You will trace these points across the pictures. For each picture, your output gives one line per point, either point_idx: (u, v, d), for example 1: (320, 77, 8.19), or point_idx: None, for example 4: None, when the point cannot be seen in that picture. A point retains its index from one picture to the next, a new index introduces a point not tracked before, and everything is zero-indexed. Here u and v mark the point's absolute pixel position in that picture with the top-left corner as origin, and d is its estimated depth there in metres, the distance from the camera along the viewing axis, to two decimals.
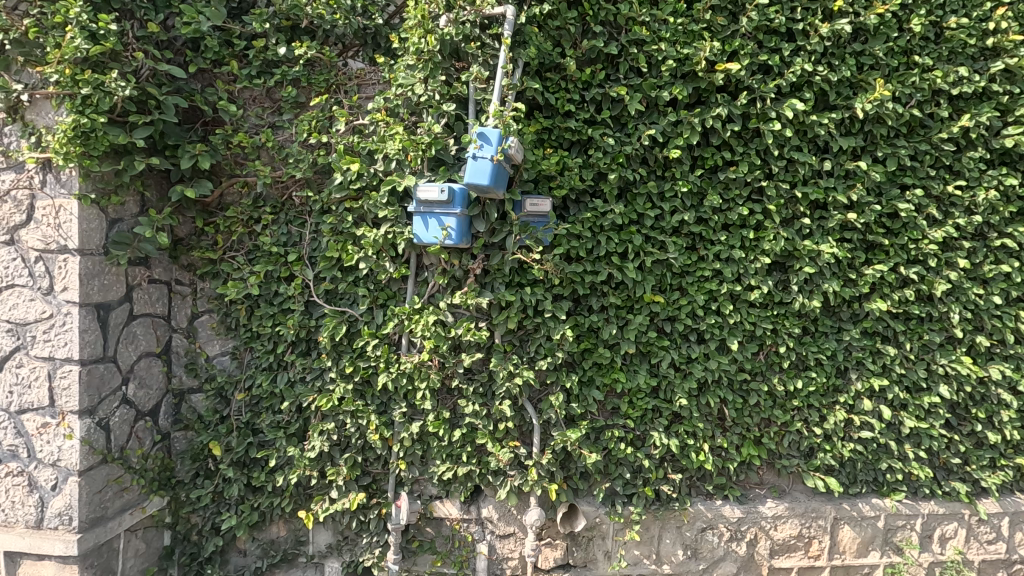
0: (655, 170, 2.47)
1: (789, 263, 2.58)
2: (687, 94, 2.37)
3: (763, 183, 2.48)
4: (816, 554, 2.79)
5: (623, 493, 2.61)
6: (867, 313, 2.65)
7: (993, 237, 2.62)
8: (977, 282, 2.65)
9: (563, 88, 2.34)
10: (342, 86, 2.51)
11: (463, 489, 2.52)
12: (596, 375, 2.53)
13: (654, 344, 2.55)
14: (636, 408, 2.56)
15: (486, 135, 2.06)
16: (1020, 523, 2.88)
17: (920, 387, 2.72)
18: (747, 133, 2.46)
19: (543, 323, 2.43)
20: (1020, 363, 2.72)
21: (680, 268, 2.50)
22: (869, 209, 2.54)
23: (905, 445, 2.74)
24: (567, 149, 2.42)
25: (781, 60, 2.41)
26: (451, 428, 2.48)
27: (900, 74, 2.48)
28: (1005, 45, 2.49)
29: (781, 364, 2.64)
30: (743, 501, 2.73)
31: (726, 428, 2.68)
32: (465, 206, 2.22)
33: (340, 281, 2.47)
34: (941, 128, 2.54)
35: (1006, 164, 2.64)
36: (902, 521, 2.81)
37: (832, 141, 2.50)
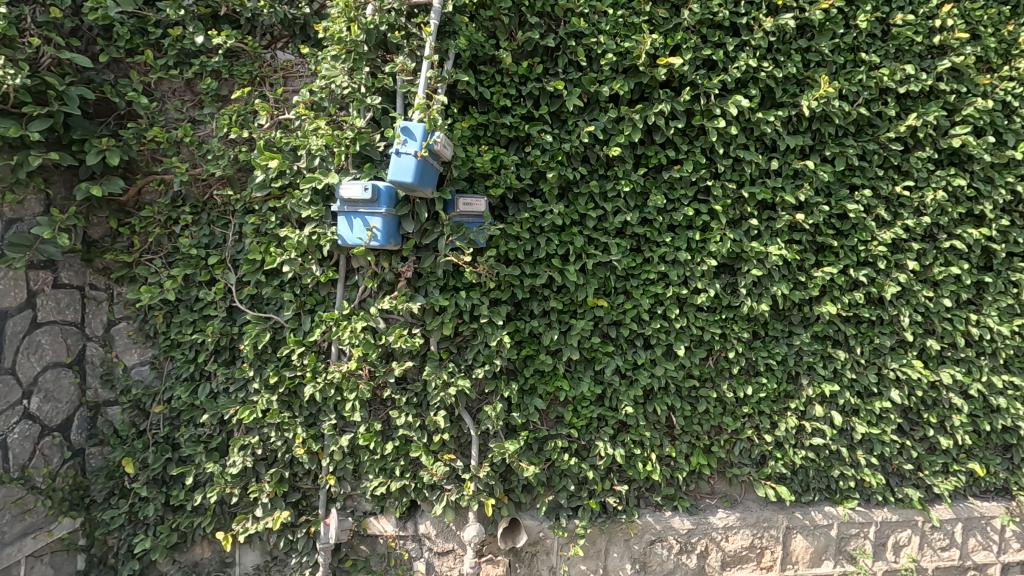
0: (597, 169, 2.37)
1: (736, 265, 2.50)
2: (629, 89, 2.27)
3: (709, 183, 2.40)
4: (768, 565, 2.71)
5: (568, 506, 2.50)
6: (817, 317, 2.58)
7: (942, 238, 2.57)
8: (926, 284, 2.61)
9: (499, 81, 2.23)
10: (267, 79, 2.37)
11: (398, 504, 2.39)
12: (538, 383, 2.43)
13: (598, 350, 2.44)
14: (580, 417, 2.46)
15: (410, 130, 1.95)
16: (974, 529, 2.84)
17: (871, 392, 2.66)
18: (692, 131, 2.38)
19: (480, 328, 2.31)
20: (972, 366, 2.68)
21: (624, 270, 2.40)
22: (818, 210, 2.46)
23: (857, 451, 2.68)
24: (504, 146, 2.31)
25: (725, 55, 2.33)
26: (384, 440, 2.35)
27: (847, 71, 2.42)
28: (951, 43, 2.44)
29: (730, 370, 2.56)
30: (693, 512, 2.64)
31: (675, 437, 2.59)
32: (392, 205, 2.10)
33: (265, 286, 2.32)
34: (889, 128, 2.49)
35: (954, 164, 2.59)
36: (856, 529, 2.74)
37: (779, 139, 2.42)
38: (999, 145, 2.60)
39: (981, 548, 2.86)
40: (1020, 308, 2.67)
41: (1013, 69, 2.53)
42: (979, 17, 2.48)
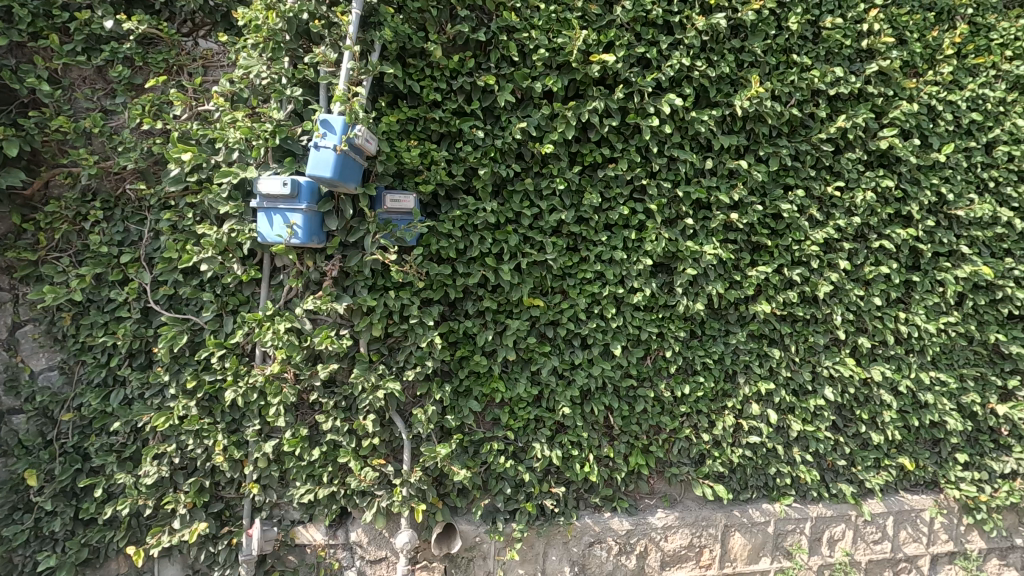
0: (532, 166, 2.33)
1: (673, 264, 2.49)
2: (562, 86, 2.24)
3: (644, 182, 2.38)
4: (707, 564, 2.71)
5: (504, 510, 2.45)
6: (753, 316, 2.59)
7: (872, 238, 2.62)
8: (858, 283, 2.65)
9: (429, 75, 2.17)
10: (185, 68, 2.25)
11: (327, 512, 2.31)
12: (473, 385, 2.37)
13: (534, 350, 2.40)
14: (517, 419, 2.41)
15: (329, 123, 1.89)
16: (904, 522, 2.91)
17: (806, 390, 2.68)
18: (627, 129, 2.36)
19: (411, 329, 2.25)
20: (902, 363, 2.73)
21: (560, 270, 2.37)
22: (752, 210, 2.47)
23: (793, 448, 2.70)
24: (436, 142, 2.26)
25: (659, 53, 2.32)
26: (312, 446, 2.26)
27: (779, 72, 2.43)
28: (878, 47, 2.50)
29: (668, 369, 2.55)
30: (633, 512, 2.62)
31: (614, 437, 2.57)
32: (314, 201, 2.03)
33: (183, 286, 2.21)
34: (821, 129, 2.52)
35: (883, 166, 2.65)
36: (792, 526, 2.77)
37: (714, 139, 2.42)
38: (924, 147, 2.67)
39: (912, 540, 2.93)
40: (946, 306, 2.74)
41: (937, 74, 2.60)
42: (905, 22, 2.54)
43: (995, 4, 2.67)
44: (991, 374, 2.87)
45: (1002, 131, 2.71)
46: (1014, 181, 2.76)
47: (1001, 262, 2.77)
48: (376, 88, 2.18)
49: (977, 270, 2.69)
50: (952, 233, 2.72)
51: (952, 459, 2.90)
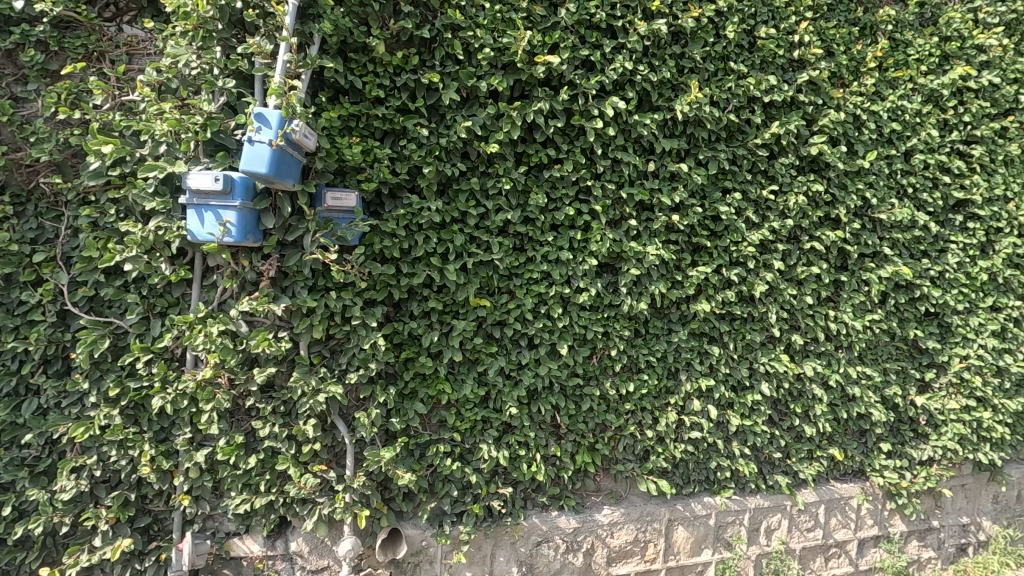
0: (478, 166, 2.32)
1: (618, 264, 2.53)
2: (507, 86, 2.24)
3: (589, 183, 2.41)
4: (652, 558, 2.76)
5: (451, 513, 2.43)
6: (694, 314, 2.67)
7: (804, 240, 2.75)
8: (792, 282, 2.77)
9: (371, 71, 2.13)
10: (106, 55, 2.12)
11: (265, 522, 2.22)
12: (418, 387, 2.34)
13: (481, 351, 2.39)
14: (464, 420, 2.39)
15: (264, 117, 1.83)
16: (835, 510, 3.06)
17: (744, 386, 2.78)
18: (572, 131, 2.38)
19: (354, 331, 2.20)
20: (831, 359, 2.88)
21: (507, 270, 2.36)
22: (692, 212, 2.54)
23: (732, 443, 2.79)
24: (379, 139, 2.21)
25: (603, 56, 2.36)
26: (248, 453, 2.16)
27: (717, 79, 2.52)
28: (808, 58, 2.62)
29: (613, 368, 2.59)
30: (580, 510, 2.64)
31: (561, 436, 2.59)
32: (249, 198, 1.95)
33: (105, 287, 2.07)
34: (757, 135, 2.62)
35: (814, 171, 2.78)
36: (731, 517, 2.86)
37: (656, 142, 2.47)
38: (851, 154, 2.82)
39: (841, 526, 3.09)
40: (871, 304, 2.91)
41: (860, 85, 2.76)
42: (832, 36, 2.68)
43: (912, 21, 2.86)
44: (911, 368, 3.06)
45: (919, 140, 2.90)
46: (929, 187, 2.95)
47: (919, 263, 2.96)
48: (316, 82, 2.12)
49: (898, 270, 2.86)
50: (876, 236, 2.88)
51: (877, 449, 3.07)
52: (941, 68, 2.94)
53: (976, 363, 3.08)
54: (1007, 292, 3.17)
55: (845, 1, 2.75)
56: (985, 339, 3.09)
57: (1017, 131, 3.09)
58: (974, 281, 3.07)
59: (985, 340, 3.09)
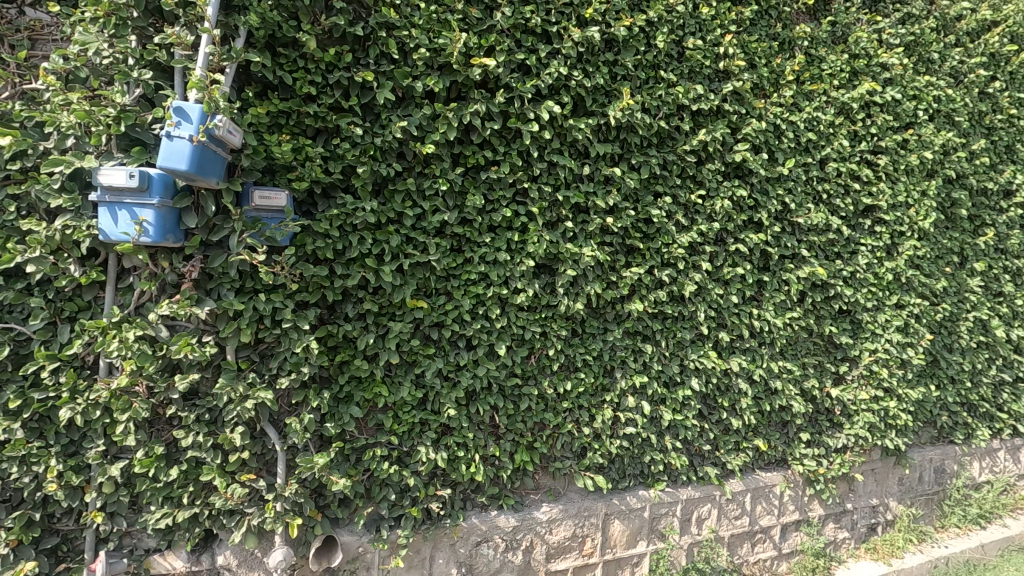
0: (414, 166, 2.30)
1: (555, 265, 2.58)
2: (443, 87, 2.24)
3: (526, 185, 2.44)
4: (589, 552, 2.82)
5: (389, 517, 2.40)
6: (628, 314, 2.75)
7: (730, 242, 2.89)
8: (719, 282, 2.91)
9: (302, 67, 2.07)
10: (4, 39, 1.96)
11: (188, 536, 2.11)
12: (354, 391, 2.29)
13: (418, 353, 2.36)
14: (402, 423, 2.37)
15: (184, 111, 1.76)
16: (760, 497, 3.23)
17: (676, 381, 2.89)
18: (509, 133, 2.41)
19: (285, 334, 2.13)
20: (755, 355, 3.04)
21: (444, 271, 2.35)
22: (625, 214, 2.62)
23: (665, 437, 2.90)
24: (311, 138, 2.16)
25: (538, 60, 2.40)
26: (169, 465, 2.06)
27: (648, 86, 2.62)
28: (732, 69, 2.77)
29: (551, 367, 2.63)
30: (518, 509, 2.67)
31: (499, 436, 2.60)
32: (168, 196, 1.86)
33: (4, 290, 1.89)
34: (685, 141, 2.73)
35: (739, 177, 2.93)
36: (665, 509, 2.96)
37: (590, 146, 2.54)
38: (772, 161, 2.98)
39: (766, 513, 3.26)
40: (790, 303, 3.09)
41: (780, 96, 2.93)
42: (754, 49, 2.84)
43: (825, 39, 3.07)
44: (827, 362, 3.28)
45: (832, 149, 3.11)
46: (841, 193, 3.17)
47: (833, 263, 3.18)
48: (242, 76, 2.04)
49: (814, 271, 3.06)
50: (795, 238, 3.07)
51: (797, 438, 3.27)
52: (851, 83, 3.17)
53: (883, 356, 3.33)
54: (909, 291, 3.45)
55: (766, 17, 2.92)
56: (891, 334, 3.35)
57: (917, 143, 3.36)
58: (881, 280, 3.33)
59: (891, 335, 3.35)
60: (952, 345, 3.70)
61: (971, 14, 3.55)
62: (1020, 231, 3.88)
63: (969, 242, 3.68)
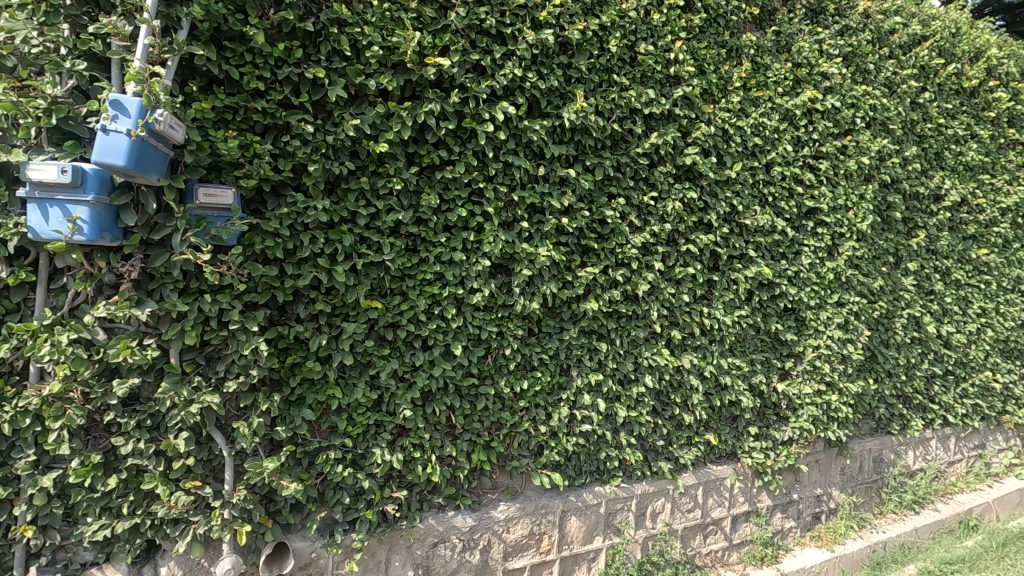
0: (368, 165, 2.27)
1: (511, 265, 2.59)
2: (397, 85, 2.23)
3: (481, 185, 2.44)
4: (547, 549, 2.84)
5: (343, 521, 2.36)
6: (584, 313, 2.79)
7: (681, 243, 2.98)
8: (671, 282, 2.98)
9: (249, 61, 2.02)
10: None
11: (129, 547, 2.02)
12: (306, 394, 2.24)
13: (373, 354, 2.33)
14: (356, 425, 2.33)
15: (121, 104, 1.69)
16: (712, 490, 3.33)
17: (630, 379, 2.95)
18: (464, 133, 2.41)
19: (233, 336, 2.07)
20: (706, 352, 3.14)
21: (399, 271, 2.33)
22: (580, 215, 2.66)
23: (620, 433, 2.96)
24: (259, 134, 2.10)
25: (493, 61, 2.41)
26: (108, 474, 1.97)
27: (602, 89, 2.67)
28: (682, 74, 2.85)
29: (508, 366, 2.64)
30: (476, 509, 2.67)
31: (456, 436, 2.59)
32: (104, 192, 1.79)
33: None
34: (638, 144, 2.80)
35: (690, 179, 3.01)
36: (620, 504, 3.02)
37: (545, 147, 2.57)
38: (720, 164, 3.09)
39: (717, 505, 3.37)
40: (739, 301, 3.20)
41: (727, 102, 3.04)
42: (703, 56, 2.93)
43: (770, 47, 3.20)
44: (773, 358, 3.42)
45: (777, 154, 3.24)
46: (786, 196, 3.31)
47: (778, 263, 3.31)
48: (185, 69, 1.98)
49: (760, 271, 3.19)
50: (742, 239, 3.18)
51: (746, 432, 3.39)
52: (795, 91, 3.31)
53: (825, 352, 3.49)
54: (849, 289, 3.63)
55: (714, 25, 3.02)
56: (832, 331, 3.52)
57: (855, 148, 3.54)
58: (823, 280, 3.49)
59: (832, 331, 3.51)
60: (889, 340, 3.91)
61: (903, 29, 3.77)
62: (949, 233, 4.13)
63: (903, 244, 3.90)
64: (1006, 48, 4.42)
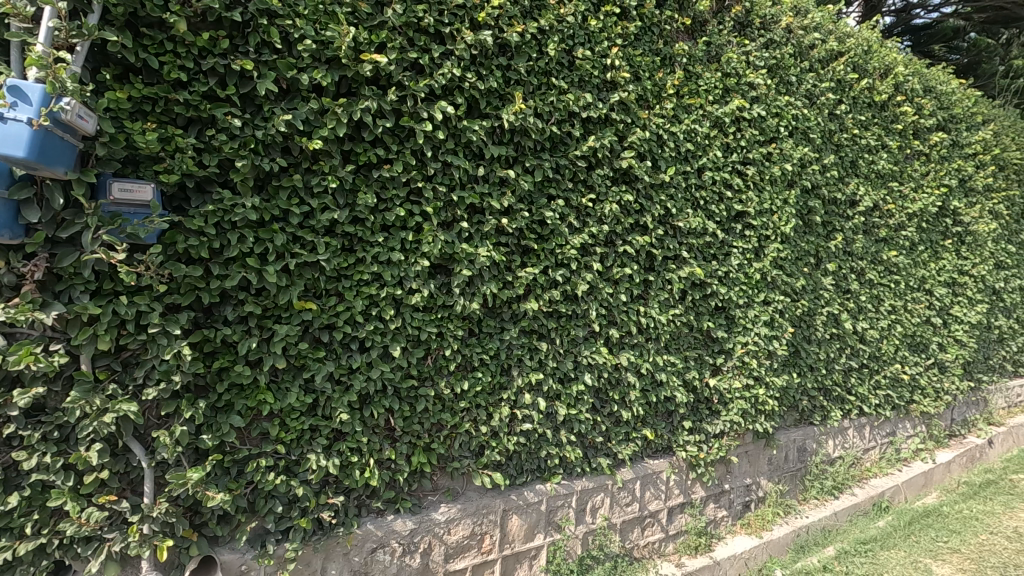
0: (301, 162, 2.20)
1: (450, 266, 2.58)
2: (332, 81, 2.18)
3: (420, 184, 2.41)
4: (488, 549, 2.84)
5: (276, 531, 2.28)
6: (524, 313, 2.82)
7: (619, 244, 3.06)
8: (609, 282, 3.06)
9: (170, 50, 1.91)
10: None
11: (34, 570, 1.87)
12: (235, 400, 2.14)
13: (307, 357, 2.27)
14: (289, 431, 2.25)
15: (21, 91, 1.58)
16: (649, 484, 3.43)
17: (570, 377, 3.00)
18: (402, 132, 2.38)
19: (152, 340, 1.96)
20: (642, 350, 3.25)
21: (334, 271, 2.27)
22: (520, 216, 2.69)
23: (560, 432, 3.00)
24: (182, 127, 1.99)
25: (432, 61, 2.40)
26: (9, 491, 1.81)
27: (541, 92, 2.70)
28: (619, 80, 2.94)
29: (448, 367, 2.62)
30: (416, 511, 2.64)
31: (396, 439, 2.55)
32: (3, 185, 1.68)
33: None
34: (576, 147, 2.86)
35: (628, 182, 3.10)
36: (561, 501, 3.07)
37: (485, 148, 2.58)
38: (655, 168, 3.19)
39: (654, 498, 3.47)
40: (673, 301, 3.32)
41: (662, 108, 3.15)
42: (638, 62, 3.04)
43: (701, 57, 3.35)
44: (705, 355, 3.57)
45: (708, 159, 3.38)
46: (716, 200, 3.47)
47: (710, 264, 3.46)
48: (98, 57, 1.86)
49: (693, 271, 3.32)
50: (676, 241, 3.31)
51: (681, 426, 3.52)
52: (724, 99, 3.47)
53: (753, 348, 3.69)
54: (774, 288, 3.84)
55: (649, 33, 3.13)
56: (759, 328, 3.72)
57: (779, 156, 3.75)
58: (751, 279, 3.68)
59: (759, 329, 3.71)
60: (810, 336, 4.17)
61: (822, 44, 4.03)
62: (863, 236, 4.45)
63: (823, 246, 4.16)
64: (911, 67, 4.81)
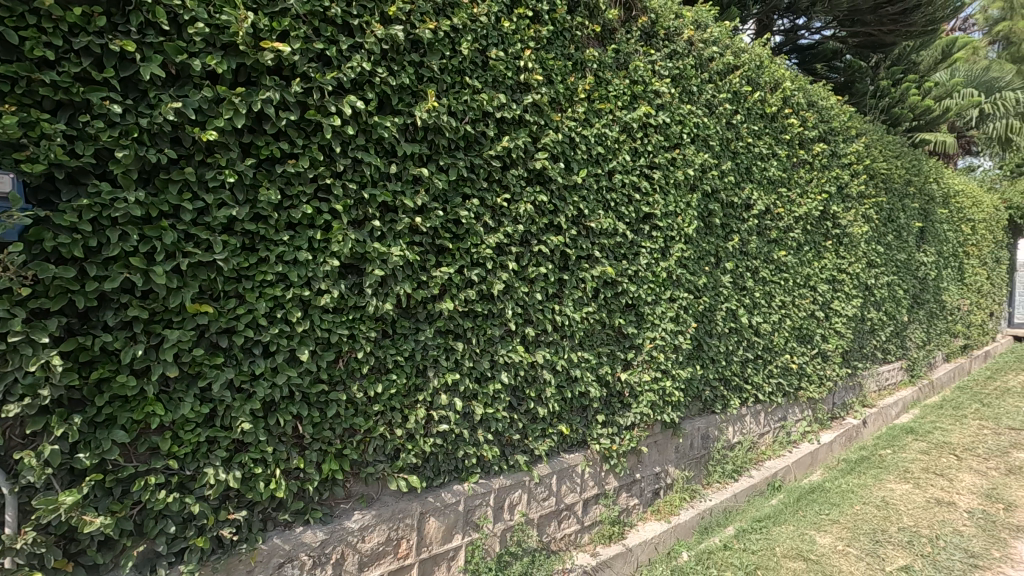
0: (194, 154, 2.04)
1: (361, 266, 2.50)
2: (228, 68, 2.04)
3: (328, 181, 2.31)
4: (405, 554, 2.78)
5: (168, 553, 2.10)
6: (440, 313, 2.78)
7: (533, 243, 3.11)
8: (524, 281, 3.10)
9: (33, 25, 1.71)
10: None
11: None
12: (118, 413, 1.95)
13: (203, 364, 2.11)
14: (183, 444, 2.08)
15: None
16: (565, 477, 3.52)
17: (487, 376, 3.01)
18: (307, 125, 2.27)
19: (15, 350, 1.74)
20: (557, 347, 3.32)
21: (233, 271, 2.12)
22: (434, 215, 2.65)
23: (478, 431, 3.00)
24: (49, 112, 1.79)
25: (340, 53, 2.31)
26: None
27: (454, 91, 2.69)
28: (531, 82, 2.99)
29: (361, 370, 2.54)
30: (327, 521, 2.54)
31: (305, 447, 2.43)
32: None
33: None
34: (491, 147, 2.87)
35: (542, 183, 3.16)
36: (479, 500, 3.07)
37: (397, 145, 2.52)
38: (568, 170, 3.27)
39: (570, 491, 3.56)
40: (586, 299, 3.43)
41: (573, 111, 3.24)
42: (551, 66, 3.11)
43: (610, 64, 3.48)
44: (617, 351, 3.71)
45: (617, 162, 3.52)
46: (626, 202, 3.61)
47: (620, 264, 3.60)
48: None
49: (604, 270, 3.45)
50: (589, 241, 3.41)
51: (594, 420, 3.65)
52: (632, 105, 3.63)
53: (660, 343, 3.89)
54: (679, 286, 4.07)
55: (561, 38, 3.21)
56: (666, 324, 3.92)
57: (682, 161, 3.97)
58: (659, 278, 3.87)
59: (665, 325, 3.92)
60: (711, 331, 4.46)
61: (719, 58, 4.33)
62: (756, 237, 4.82)
63: (722, 246, 4.46)
64: (797, 82, 5.28)
